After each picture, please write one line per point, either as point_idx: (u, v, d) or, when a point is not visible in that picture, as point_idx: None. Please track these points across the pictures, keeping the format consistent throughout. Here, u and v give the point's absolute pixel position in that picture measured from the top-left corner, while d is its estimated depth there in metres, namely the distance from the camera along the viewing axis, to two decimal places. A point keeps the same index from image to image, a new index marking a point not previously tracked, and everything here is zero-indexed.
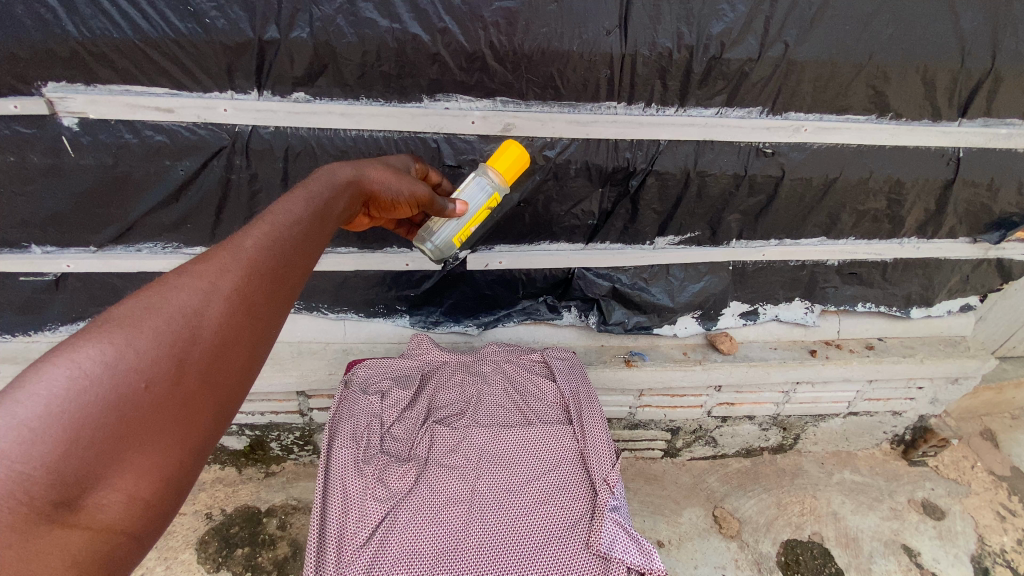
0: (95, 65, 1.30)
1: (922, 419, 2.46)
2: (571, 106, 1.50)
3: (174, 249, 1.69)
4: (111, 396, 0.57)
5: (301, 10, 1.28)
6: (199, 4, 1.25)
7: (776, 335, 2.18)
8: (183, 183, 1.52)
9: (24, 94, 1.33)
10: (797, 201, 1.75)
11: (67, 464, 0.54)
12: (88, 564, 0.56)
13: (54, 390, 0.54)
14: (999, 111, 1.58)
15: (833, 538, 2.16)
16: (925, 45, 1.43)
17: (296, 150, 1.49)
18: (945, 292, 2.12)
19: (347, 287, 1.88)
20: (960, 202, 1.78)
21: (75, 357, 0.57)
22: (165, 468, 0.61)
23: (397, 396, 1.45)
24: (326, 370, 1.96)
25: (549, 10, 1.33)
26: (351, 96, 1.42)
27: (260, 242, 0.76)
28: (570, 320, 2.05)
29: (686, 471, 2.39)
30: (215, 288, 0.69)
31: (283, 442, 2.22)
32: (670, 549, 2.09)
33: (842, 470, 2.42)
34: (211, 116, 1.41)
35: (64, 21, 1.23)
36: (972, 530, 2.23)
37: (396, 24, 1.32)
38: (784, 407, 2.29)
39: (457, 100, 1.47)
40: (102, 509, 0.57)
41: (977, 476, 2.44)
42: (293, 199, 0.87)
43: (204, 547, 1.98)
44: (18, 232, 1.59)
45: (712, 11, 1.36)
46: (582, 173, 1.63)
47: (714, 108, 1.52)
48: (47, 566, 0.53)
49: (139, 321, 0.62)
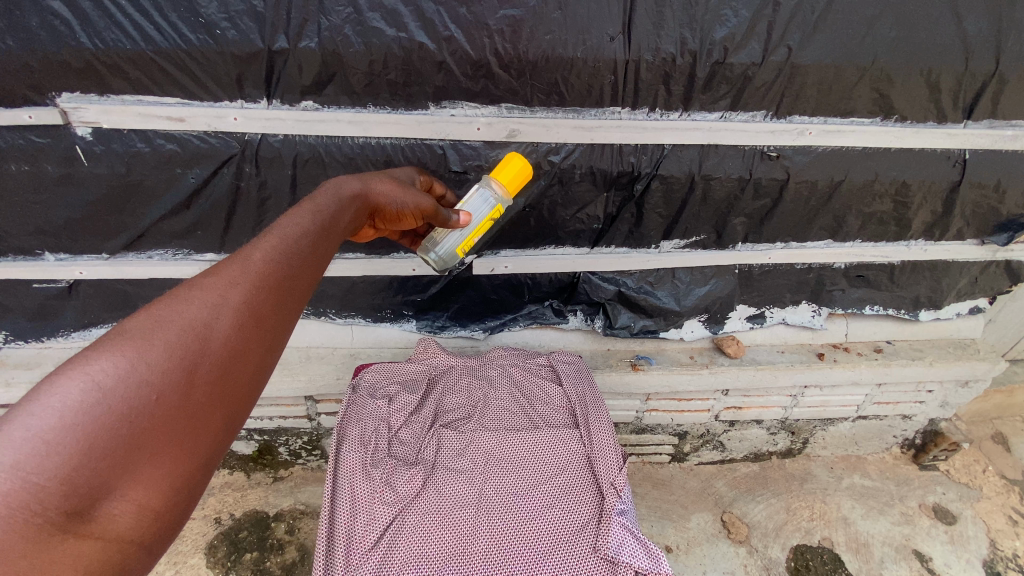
0: (108, 75, 1.33)
1: (933, 423, 2.42)
2: (576, 112, 1.51)
3: (184, 256, 1.71)
4: (122, 408, 0.58)
5: (310, 20, 1.30)
6: (210, 16, 1.28)
7: (783, 338, 2.17)
8: (194, 191, 1.54)
9: (38, 104, 1.36)
10: (802, 204, 1.75)
11: (80, 475, 0.55)
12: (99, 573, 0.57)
13: (67, 403, 0.55)
14: (1004, 112, 1.57)
15: (843, 543, 2.14)
16: (927, 49, 1.44)
17: (304, 157, 1.51)
18: (954, 294, 2.10)
19: (354, 292, 1.89)
20: (967, 204, 1.77)
21: (88, 370, 0.58)
22: (174, 478, 0.62)
23: (404, 400, 1.47)
24: (333, 374, 1.98)
25: (553, 18, 1.35)
26: (358, 104, 1.44)
27: (269, 254, 0.78)
28: (576, 324, 2.05)
29: (694, 476, 2.37)
30: (224, 301, 0.70)
31: (291, 447, 2.22)
32: (677, 554, 2.09)
33: (852, 475, 2.40)
34: (221, 125, 1.44)
35: (77, 33, 1.26)
36: (984, 535, 2.20)
37: (403, 34, 1.34)
38: (792, 411, 2.27)
39: (462, 107, 1.49)
40: (112, 519, 0.57)
41: (988, 480, 2.41)
42: (299, 211, 0.89)
43: (213, 551, 2.00)
44: (33, 240, 1.62)
45: (715, 16, 1.37)
46: (586, 178, 1.64)
47: (718, 112, 1.53)
48: None
49: (149, 334, 0.64)
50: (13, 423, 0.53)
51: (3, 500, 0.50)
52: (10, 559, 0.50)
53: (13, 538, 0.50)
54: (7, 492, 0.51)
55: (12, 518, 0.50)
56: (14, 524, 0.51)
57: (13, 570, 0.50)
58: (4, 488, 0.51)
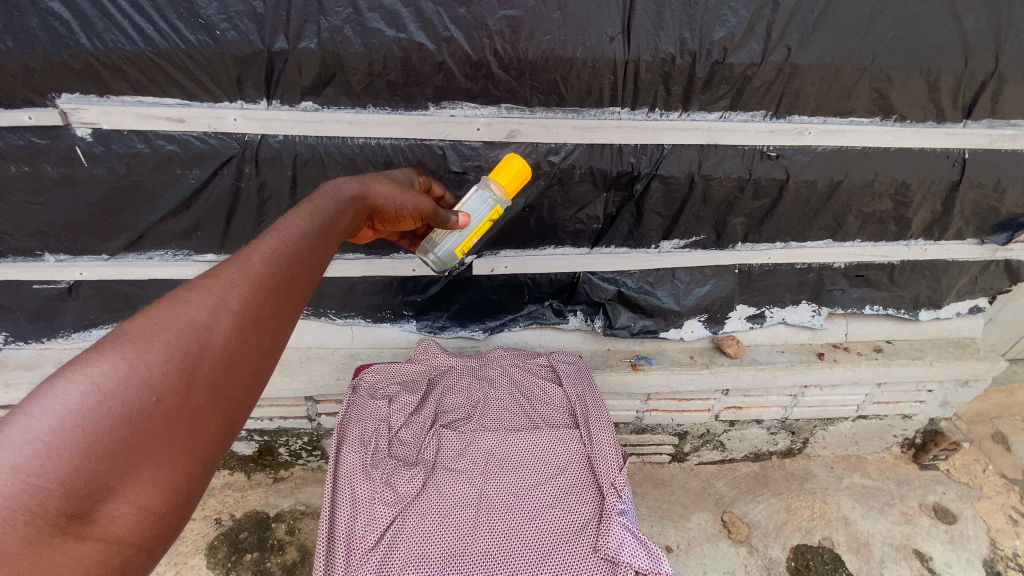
0: (108, 76, 1.33)
1: (933, 423, 2.42)
2: (576, 112, 1.51)
3: (184, 257, 1.71)
4: (122, 410, 0.58)
5: (310, 21, 1.30)
6: (210, 17, 1.28)
7: (784, 337, 2.17)
8: (194, 192, 1.55)
9: (38, 105, 1.36)
10: (802, 204, 1.75)
11: (79, 476, 0.55)
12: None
13: (67, 405, 0.55)
14: (1004, 111, 1.57)
15: (844, 542, 2.14)
16: (927, 48, 1.44)
17: (304, 158, 1.51)
18: (954, 294, 2.11)
19: (354, 292, 1.89)
20: (966, 203, 1.77)
21: (87, 372, 0.58)
22: (174, 480, 0.62)
23: (404, 401, 1.47)
24: (333, 374, 1.97)
25: (553, 18, 1.35)
26: (358, 104, 1.44)
27: (268, 255, 0.78)
28: (576, 324, 2.06)
29: (694, 476, 2.37)
30: (223, 302, 0.70)
31: (291, 448, 2.22)
32: (678, 554, 2.09)
33: (852, 475, 2.40)
34: (221, 125, 1.44)
35: (76, 34, 1.26)
36: (984, 534, 2.21)
37: (403, 34, 1.34)
38: (792, 411, 2.27)
39: (462, 108, 1.49)
40: (113, 520, 0.58)
41: (988, 480, 2.41)
42: (298, 213, 0.89)
43: (213, 552, 2.00)
44: (33, 241, 1.62)
45: (714, 16, 1.37)
46: (586, 178, 1.64)
47: (717, 112, 1.53)
48: None
49: (149, 336, 0.64)
50: (13, 425, 0.53)
51: (3, 502, 0.50)
52: (11, 560, 0.50)
53: (14, 540, 0.50)
54: (8, 494, 0.51)
55: (12, 519, 0.51)
56: (14, 526, 0.51)
57: (13, 571, 0.50)
58: (5, 489, 0.51)
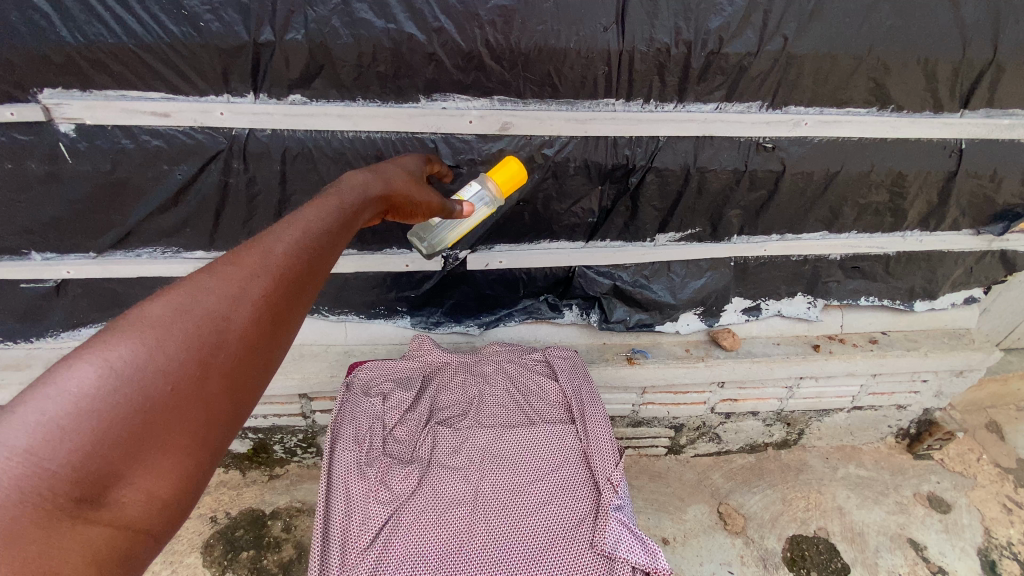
0: (90, 70, 1.30)
1: (927, 413, 2.43)
2: (569, 104, 1.49)
3: (173, 254, 1.69)
4: (138, 398, 0.57)
5: (297, 12, 1.27)
6: (193, 8, 1.24)
7: (779, 329, 2.16)
8: (181, 188, 1.52)
9: (19, 101, 1.32)
10: (798, 194, 1.73)
11: (90, 462, 0.54)
12: (105, 560, 0.56)
13: (83, 389, 0.54)
14: (1001, 101, 1.56)
15: (838, 532, 2.15)
16: (925, 37, 1.42)
17: (293, 152, 1.48)
18: (949, 284, 2.10)
19: (347, 288, 1.87)
20: (963, 193, 1.76)
21: (106, 355, 0.56)
22: (183, 470, 0.60)
23: (397, 399, 1.45)
24: (327, 371, 1.96)
25: (545, 8, 1.33)
26: (348, 97, 1.42)
27: (292, 245, 0.74)
28: (571, 318, 2.04)
29: (690, 468, 2.38)
30: (244, 292, 0.67)
31: (286, 445, 2.21)
32: (674, 547, 2.09)
33: (846, 465, 2.41)
34: (207, 120, 1.41)
35: (57, 26, 1.23)
36: (979, 523, 2.23)
37: (391, 25, 1.31)
38: (788, 403, 2.28)
39: (453, 100, 1.46)
40: (123, 506, 0.56)
41: (982, 469, 2.43)
42: (324, 201, 0.84)
43: (209, 550, 1.99)
44: (19, 240, 1.59)
45: (710, 5, 1.35)
46: (580, 171, 1.62)
47: (713, 103, 1.51)
48: (66, 563, 0.52)
49: (169, 321, 0.61)
50: (28, 406, 0.52)
51: (14, 483, 0.50)
52: (18, 541, 0.49)
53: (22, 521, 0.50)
54: (17, 475, 0.50)
55: (19, 500, 0.50)
56: (22, 507, 0.50)
57: (20, 554, 0.50)
58: (15, 471, 0.50)
